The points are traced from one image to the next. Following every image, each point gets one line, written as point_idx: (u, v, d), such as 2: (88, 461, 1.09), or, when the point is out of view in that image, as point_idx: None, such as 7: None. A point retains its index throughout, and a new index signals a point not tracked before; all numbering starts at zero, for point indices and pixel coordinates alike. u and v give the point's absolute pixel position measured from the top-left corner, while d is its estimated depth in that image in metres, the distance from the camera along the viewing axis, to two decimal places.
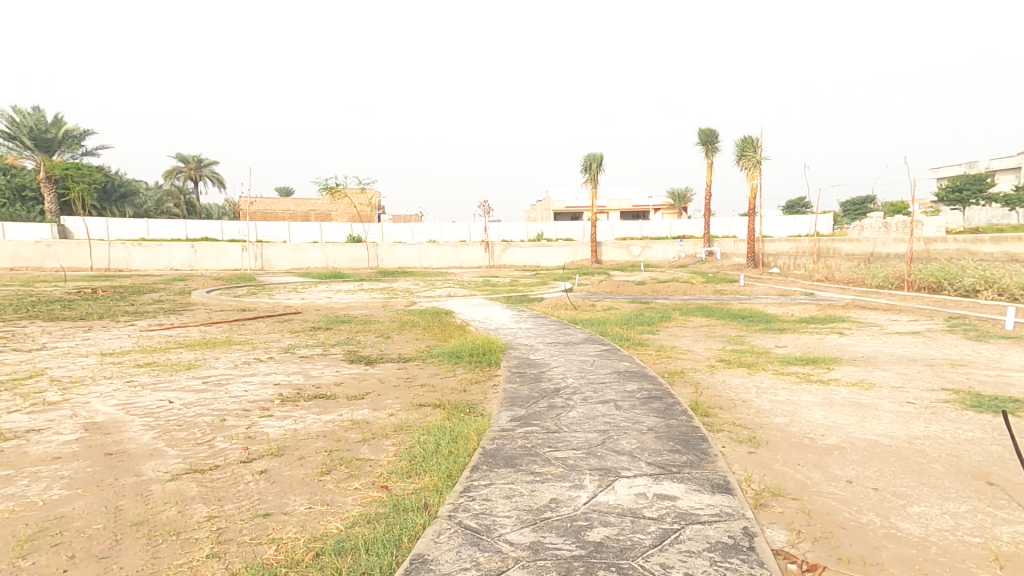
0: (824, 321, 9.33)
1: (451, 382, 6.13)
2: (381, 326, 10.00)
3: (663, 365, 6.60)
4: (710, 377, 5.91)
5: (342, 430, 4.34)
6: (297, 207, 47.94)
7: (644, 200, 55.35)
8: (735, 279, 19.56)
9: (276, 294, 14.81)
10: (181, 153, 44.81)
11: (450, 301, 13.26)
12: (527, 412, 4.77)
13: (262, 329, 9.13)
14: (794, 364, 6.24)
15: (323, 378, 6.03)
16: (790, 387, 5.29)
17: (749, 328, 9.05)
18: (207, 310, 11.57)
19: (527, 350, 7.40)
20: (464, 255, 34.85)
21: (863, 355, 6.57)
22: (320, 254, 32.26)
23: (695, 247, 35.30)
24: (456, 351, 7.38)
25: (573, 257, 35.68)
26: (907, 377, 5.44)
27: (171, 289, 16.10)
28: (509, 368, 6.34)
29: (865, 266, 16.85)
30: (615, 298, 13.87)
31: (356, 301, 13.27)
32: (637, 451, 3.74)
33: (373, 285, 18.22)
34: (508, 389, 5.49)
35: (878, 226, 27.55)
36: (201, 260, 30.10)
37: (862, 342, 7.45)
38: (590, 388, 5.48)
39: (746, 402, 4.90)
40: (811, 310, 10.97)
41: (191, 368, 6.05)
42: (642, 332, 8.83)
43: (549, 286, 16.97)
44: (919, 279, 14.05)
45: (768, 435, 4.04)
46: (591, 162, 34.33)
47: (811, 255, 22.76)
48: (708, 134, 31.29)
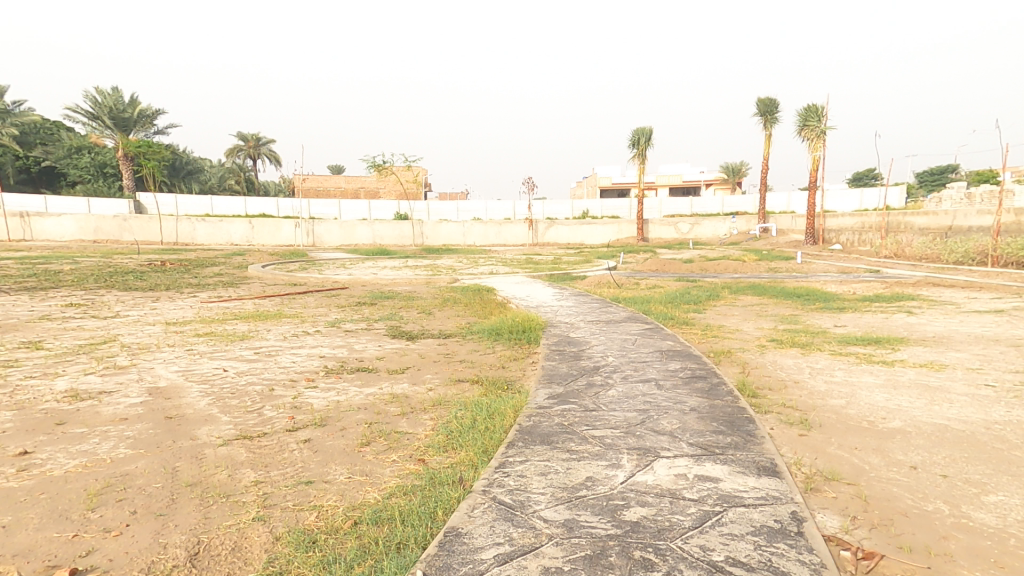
0: (891, 300, 8.72)
1: (491, 359, 6.13)
2: (424, 302, 10.13)
3: (709, 345, 6.36)
4: (759, 357, 5.63)
5: (382, 403, 4.41)
6: (346, 186, 49.14)
7: (695, 175, 53.41)
8: (791, 256, 18.62)
9: (326, 270, 15.29)
10: (241, 132, 46.55)
11: (493, 279, 13.29)
12: (565, 390, 4.70)
13: (312, 303, 9.44)
14: (853, 345, 5.86)
15: (367, 352, 6.15)
16: (847, 369, 4.96)
17: (805, 306, 8.57)
18: (262, 284, 12.07)
19: (568, 327, 7.31)
20: (508, 233, 34.83)
21: (935, 335, 6.08)
22: (368, 232, 33.03)
23: (749, 223, 33.83)
24: (497, 328, 7.38)
25: (619, 234, 34.98)
26: (985, 358, 4.98)
27: (230, 264, 16.89)
28: (548, 346, 6.28)
29: (940, 241, 15.64)
30: (662, 276, 13.49)
31: (401, 278, 13.51)
32: (678, 431, 3.61)
33: (419, 262, 18.50)
34: (547, 367, 5.44)
35: (957, 198, 25.42)
36: (258, 236, 31.42)
37: (933, 321, 6.91)
38: (631, 366, 5.36)
39: (797, 383, 4.65)
40: (877, 288, 10.28)
41: (245, 339, 6.31)
42: (689, 311, 8.53)
43: (593, 264, 16.72)
44: (1006, 255, 12.92)
45: (822, 417, 3.80)
46: (641, 137, 33.25)
47: (878, 231, 21.34)
48: (767, 104, 29.59)
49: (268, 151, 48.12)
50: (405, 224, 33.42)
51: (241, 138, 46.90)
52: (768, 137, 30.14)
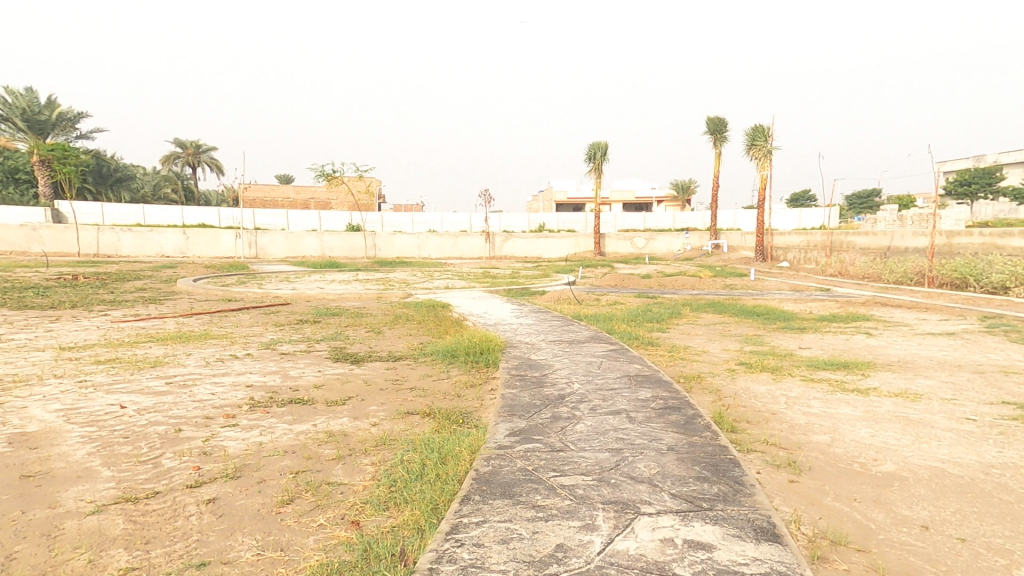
0: (846, 320, 8.71)
1: (445, 386, 5.54)
2: (373, 320, 9.41)
3: (677, 369, 6.01)
4: (731, 384, 5.31)
5: (314, 444, 3.74)
6: (296, 194, 47.32)
7: (647, 191, 54.69)
8: (743, 273, 18.93)
9: (266, 284, 14.22)
10: (178, 137, 44.08)
11: (448, 293, 12.70)
12: (528, 425, 4.19)
13: (245, 321, 8.56)
14: (823, 370, 5.64)
15: (303, 379, 5.42)
16: (824, 398, 4.69)
17: (767, 326, 8.44)
18: (191, 300, 11.00)
19: (529, 348, 6.81)
20: (464, 246, 34.25)
21: (900, 359, 5.95)
22: (316, 242, 31.69)
23: (701, 239, 34.68)
24: (451, 350, 6.80)
25: (576, 248, 35.11)
26: (956, 387, 4.81)
27: (157, 277, 15.48)
28: (507, 370, 5.77)
29: (881, 261, 16.23)
30: (621, 292, 13.27)
31: (349, 292, 12.72)
32: (658, 478, 3.16)
33: (370, 275, 17.66)
34: (507, 397, 4.91)
35: (892, 219, 26.84)
36: (194, 247, 29.51)
37: (894, 344, 6.82)
38: (599, 395, 4.91)
39: (775, 415, 4.33)
40: (831, 307, 10.35)
41: (156, 366, 5.44)
42: (653, 331, 8.22)
43: (552, 279, 16.39)
44: (941, 276, 13.45)
45: (810, 458, 3.44)
46: (596, 151, 33.55)
47: (822, 250, 22.12)
48: (717, 123, 30.45)
49: (209, 159, 45.83)
50: (356, 235, 32.32)
51: (179, 145, 44.45)
52: (718, 156, 30.96)
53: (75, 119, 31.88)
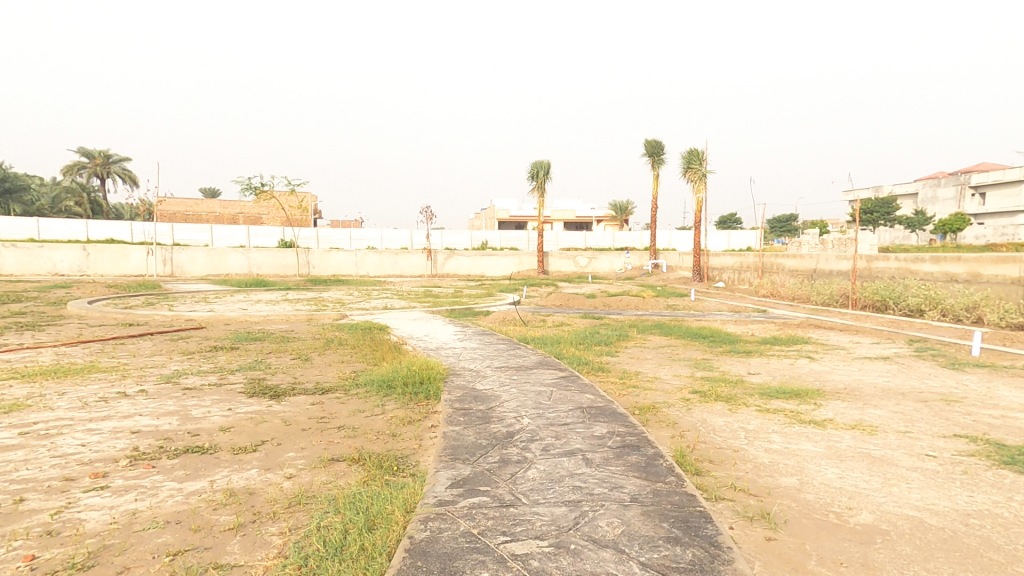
0: (787, 342, 8.80)
1: (379, 423, 4.92)
2: (301, 344, 8.56)
3: (631, 399, 5.70)
4: (688, 416, 5.08)
5: (206, 509, 3.04)
6: (224, 207, 44.65)
7: (588, 211, 55.86)
8: (684, 293, 19.38)
9: (177, 305, 12.89)
10: (84, 146, 40.49)
11: (387, 314, 11.98)
12: (473, 472, 3.67)
13: (144, 350, 7.52)
14: (776, 399, 5.52)
15: (207, 420, 4.64)
16: (783, 432, 4.53)
17: (714, 349, 8.38)
18: (83, 325, 9.69)
19: (474, 377, 6.29)
20: (404, 263, 33.23)
21: (846, 387, 5.93)
22: (242, 259, 29.75)
23: (641, 259, 35.61)
24: (388, 380, 6.16)
25: (519, 267, 35.07)
26: (905, 417, 4.77)
27: (45, 299, 13.67)
28: (450, 403, 5.23)
29: (809, 284, 17.05)
30: (567, 313, 13.03)
31: (276, 314, 11.71)
32: (623, 541, 2.74)
33: (301, 294, 16.57)
34: (450, 437, 4.35)
35: (814, 242, 28.52)
36: (95, 265, 26.72)
37: (837, 369, 6.87)
38: (551, 432, 4.47)
39: (738, 454, 4.07)
40: (771, 329, 10.52)
41: (11, 413, 4.56)
42: (602, 355, 7.94)
43: (495, 298, 15.95)
44: (863, 298, 14.22)
45: (783, 508, 3.15)
46: (539, 170, 33.77)
47: (755, 271, 23.07)
48: (654, 146, 31.44)
49: (120, 169, 42.39)
50: (288, 252, 30.67)
51: (86, 155, 41.00)
52: (655, 178, 31.92)
53: None
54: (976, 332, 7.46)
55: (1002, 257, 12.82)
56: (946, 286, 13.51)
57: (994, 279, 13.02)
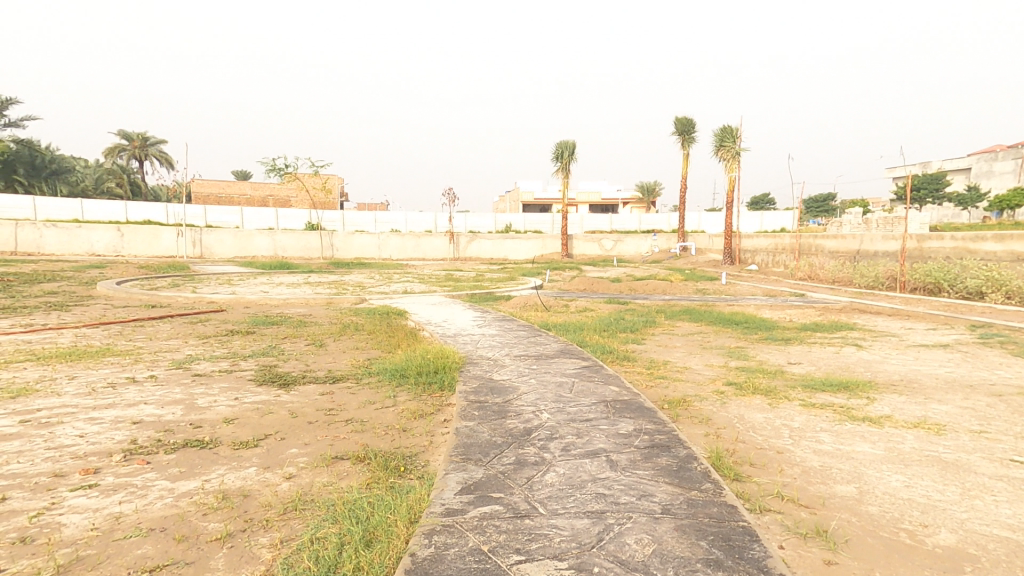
0: (830, 329, 8.20)
1: (389, 416, 4.63)
2: (317, 330, 8.37)
3: (659, 391, 5.31)
4: (723, 412, 4.68)
5: (195, 515, 2.77)
6: (253, 191, 45.24)
7: (613, 193, 54.78)
8: (714, 276, 18.66)
9: (201, 287, 12.90)
10: (123, 129, 41.46)
11: (406, 298, 11.76)
12: (486, 475, 3.34)
13: (160, 333, 7.42)
14: (822, 392, 5.07)
15: (211, 410, 4.41)
16: (833, 430, 4.10)
17: (749, 337, 7.85)
18: (107, 306, 9.72)
19: (491, 366, 5.96)
20: (427, 247, 33.13)
21: (903, 379, 5.40)
22: (268, 242, 30.07)
23: (669, 241, 34.61)
24: (402, 368, 5.88)
25: (543, 250, 34.61)
26: (978, 415, 4.30)
27: (76, 279, 13.87)
28: (465, 395, 4.91)
29: (851, 266, 16.16)
30: (592, 298, 12.53)
31: (296, 297, 11.59)
32: (655, 564, 2.36)
33: (323, 277, 16.49)
34: (463, 434, 4.03)
35: (856, 222, 27.15)
36: (129, 246, 27.36)
37: (890, 358, 6.32)
38: (572, 429, 4.12)
39: (783, 457, 3.64)
40: (811, 314, 9.88)
41: (16, 398, 4.43)
42: (628, 343, 7.50)
43: (518, 282, 15.59)
44: (912, 280, 13.35)
45: (844, 524, 2.73)
46: (564, 151, 32.99)
47: (791, 253, 22.08)
48: (685, 123, 30.31)
49: (158, 151, 43.26)
50: (312, 235, 30.84)
51: (125, 138, 41.94)
52: (686, 156, 30.83)
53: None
54: None
55: None
56: (1007, 268, 12.55)
57: None
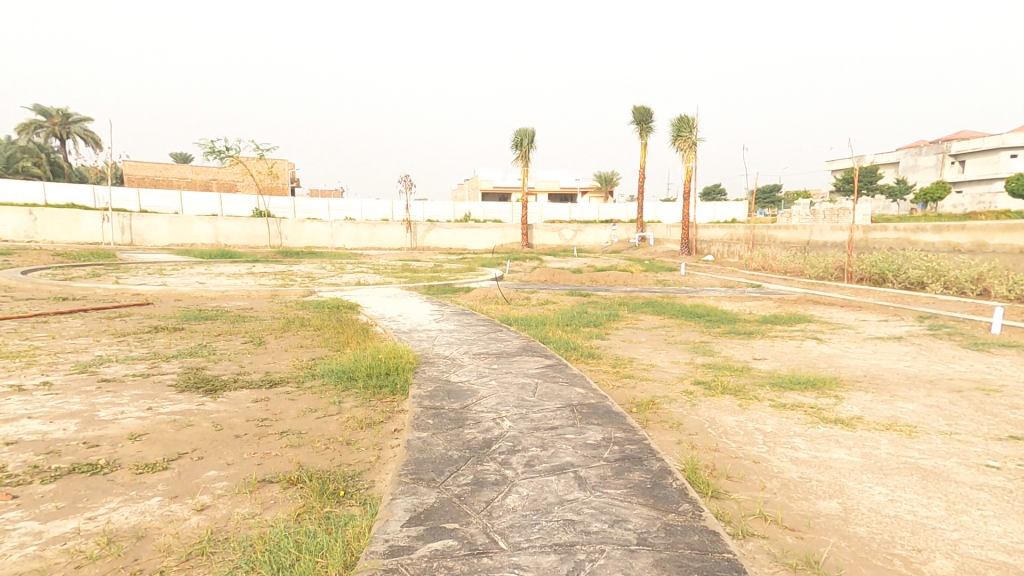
0: (789, 321, 8.19)
1: (331, 427, 4.13)
2: (257, 325, 7.70)
3: (626, 392, 5.04)
4: (694, 415, 4.44)
5: (64, 570, 2.24)
6: (195, 174, 42.75)
7: (572, 182, 54.87)
8: (672, 267, 18.80)
9: (127, 278, 11.82)
10: (40, 104, 38.16)
11: (358, 290, 11.13)
12: (440, 500, 2.92)
13: (69, 331, 6.60)
14: (790, 391, 4.91)
15: (115, 425, 3.81)
16: (807, 435, 3.90)
17: (711, 331, 7.73)
18: (8, 299, 8.65)
19: (448, 366, 5.52)
20: (382, 235, 32.16)
21: (866, 374, 5.32)
22: (209, 228, 28.38)
23: (627, 231, 34.83)
24: (350, 369, 5.36)
25: (502, 239, 34.23)
26: (945, 414, 4.20)
27: None
28: (418, 401, 4.47)
29: (802, 256, 16.56)
30: (552, 290, 12.27)
31: (236, 289, 10.77)
32: None
33: (269, 268, 15.55)
34: (415, 448, 3.59)
35: (805, 214, 28.05)
36: (45, 231, 25.14)
37: (850, 352, 6.29)
38: (536, 440, 3.76)
39: (760, 468, 3.40)
40: (769, 306, 9.93)
41: None
42: (592, 338, 7.22)
43: (478, 273, 15.13)
44: (859, 271, 13.76)
45: (834, 550, 2.47)
46: (523, 138, 32.56)
47: (745, 243, 22.50)
48: (643, 113, 30.41)
49: (81, 130, 40.07)
50: (258, 222, 29.29)
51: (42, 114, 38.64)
52: (644, 146, 30.99)
53: None
54: (998, 308, 6.93)
55: (1010, 225, 12.27)
56: (948, 258, 13.04)
57: (999, 248, 12.51)
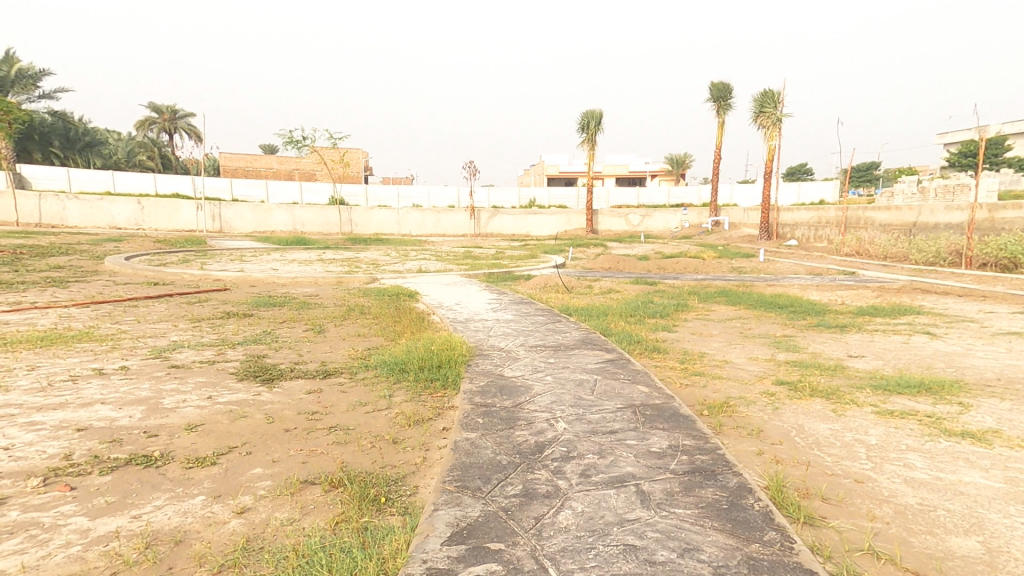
0: (893, 314, 7.21)
1: (380, 423, 3.98)
2: (319, 313, 7.81)
3: (696, 392, 4.54)
4: (777, 421, 3.89)
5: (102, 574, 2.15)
6: (279, 165, 45.25)
7: (641, 166, 52.92)
8: (751, 253, 17.52)
9: (209, 263, 12.49)
10: (153, 102, 41.63)
11: (419, 278, 11.15)
12: (486, 515, 2.63)
13: (151, 315, 6.95)
14: (897, 396, 4.21)
15: (175, 414, 3.84)
16: (924, 451, 3.27)
17: (796, 323, 6.96)
18: (108, 283, 9.33)
19: (503, 359, 5.24)
20: (447, 223, 32.57)
21: (998, 379, 4.49)
22: (287, 216, 29.90)
23: (699, 216, 33.13)
24: (402, 361, 5.22)
25: (567, 225, 33.66)
26: None
27: (88, 253, 13.62)
28: (468, 397, 4.22)
29: (907, 239, 14.82)
30: (617, 277, 11.72)
31: (305, 275, 11.08)
32: None
33: (338, 254, 16.00)
34: (461, 451, 3.33)
35: (910, 193, 25.29)
36: (150, 219, 27.44)
37: (975, 350, 5.36)
38: (593, 446, 3.39)
39: (865, 489, 2.85)
40: (866, 295, 8.86)
41: None
42: (658, 330, 6.69)
43: (540, 260, 14.78)
44: (981, 256, 12.08)
45: None
46: (591, 120, 31.56)
47: (836, 226, 20.56)
48: (721, 89, 28.50)
49: (187, 125, 43.39)
50: (331, 210, 30.52)
51: (154, 111, 42.15)
52: (721, 125, 29.10)
53: (35, 78, 29.74)
54: None
55: None
56: None
57: None
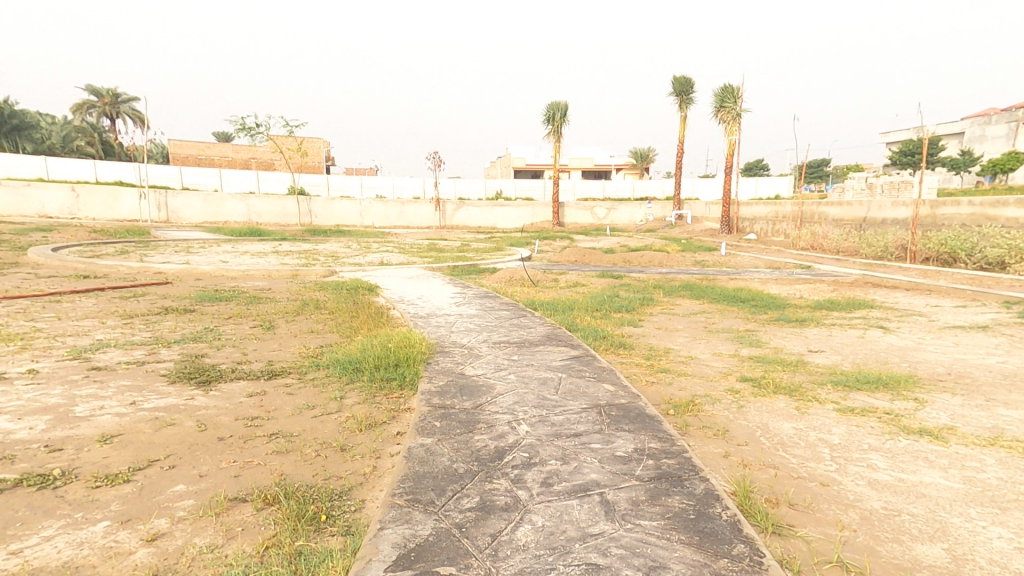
0: (849, 307, 7.30)
1: (327, 428, 3.68)
2: (269, 308, 7.35)
3: (661, 389, 4.41)
4: (742, 420, 3.79)
5: None
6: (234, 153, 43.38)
7: (607, 159, 53.21)
8: (713, 247, 17.73)
9: (151, 255, 11.70)
10: (91, 84, 39.23)
11: (379, 271, 10.74)
12: (438, 534, 2.39)
13: (76, 311, 6.37)
14: (857, 392, 4.18)
15: (88, 424, 3.43)
16: (886, 450, 3.22)
17: (758, 318, 6.95)
18: (31, 276, 8.57)
19: (464, 356, 4.98)
20: (411, 214, 31.93)
21: (950, 372, 4.53)
22: (241, 206, 28.66)
23: (663, 209, 33.54)
24: (356, 359, 4.90)
25: (533, 218, 33.54)
26: None
27: (14, 244, 12.59)
28: (425, 399, 3.96)
29: (858, 234, 15.28)
30: (581, 271, 11.61)
31: (257, 268, 10.50)
32: None
33: (294, 247, 15.34)
34: (414, 460, 3.07)
35: (860, 188, 26.23)
36: (86, 208, 25.73)
37: (926, 344, 5.44)
38: (555, 451, 3.19)
39: (831, 493, 2.75)
40: (822, 289, 9.00)
41: None
42: (622, 325, 6.56)
43: (505, 253, 14.52)
44: (925, 250, 12.54)
45: None
46: (556, 112, 31.37)
47: (793, 221, 21.09)
48: (683, 84, 28.77)
49: (130, 109, 41.14)
50: (288, 200, 29.41)
51: (93, 93, 39.75)
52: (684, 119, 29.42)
53: None
54: None
55: None
56: None
57: None
